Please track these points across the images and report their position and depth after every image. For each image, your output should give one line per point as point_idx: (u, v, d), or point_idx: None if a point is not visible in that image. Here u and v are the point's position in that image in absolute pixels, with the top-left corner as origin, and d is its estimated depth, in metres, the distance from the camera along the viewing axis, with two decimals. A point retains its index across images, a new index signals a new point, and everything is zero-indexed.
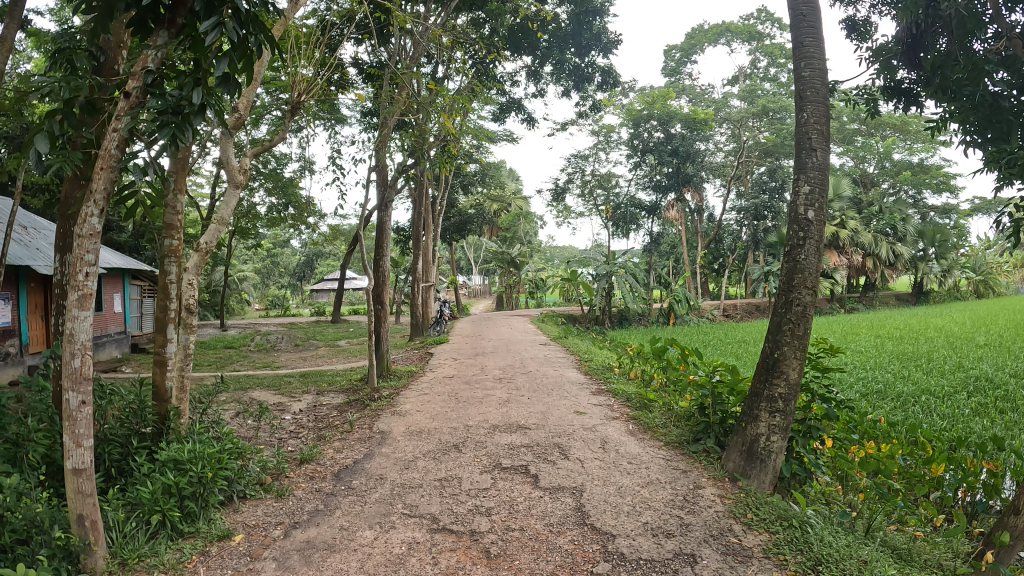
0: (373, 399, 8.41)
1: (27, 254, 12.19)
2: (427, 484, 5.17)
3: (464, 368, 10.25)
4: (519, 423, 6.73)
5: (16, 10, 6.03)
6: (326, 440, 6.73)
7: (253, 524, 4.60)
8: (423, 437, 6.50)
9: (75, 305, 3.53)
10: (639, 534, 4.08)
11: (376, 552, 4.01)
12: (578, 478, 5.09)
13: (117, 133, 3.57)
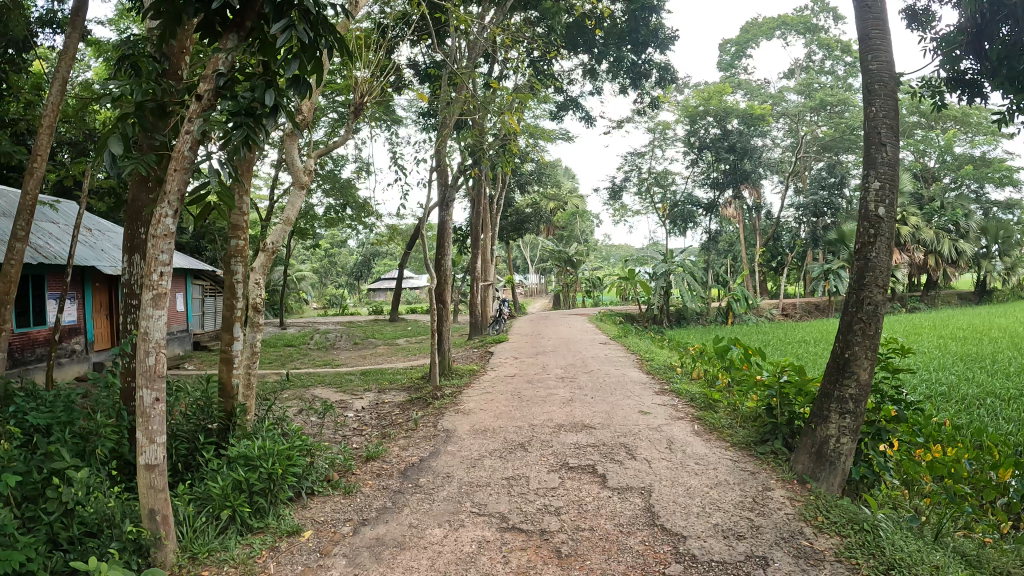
0: (435, 398, 8.45)
1: (93, 255, 12.56)
2: (494, 483, 5.19)
3: (525, 367, 10.25)
4: (584, 423, 6.70)
5: (77, 20, 6.29)
6: (391, 437, 6.81)
7: (322, 520, 4.67)
8: (489, 436, 6.51)
9: (150, 304, 3.69)
10: (710, 536, 4.02)
11: (446, 550, 4.03)
12: (647, 478, 5.05)
13: (189, 135, 3.69)
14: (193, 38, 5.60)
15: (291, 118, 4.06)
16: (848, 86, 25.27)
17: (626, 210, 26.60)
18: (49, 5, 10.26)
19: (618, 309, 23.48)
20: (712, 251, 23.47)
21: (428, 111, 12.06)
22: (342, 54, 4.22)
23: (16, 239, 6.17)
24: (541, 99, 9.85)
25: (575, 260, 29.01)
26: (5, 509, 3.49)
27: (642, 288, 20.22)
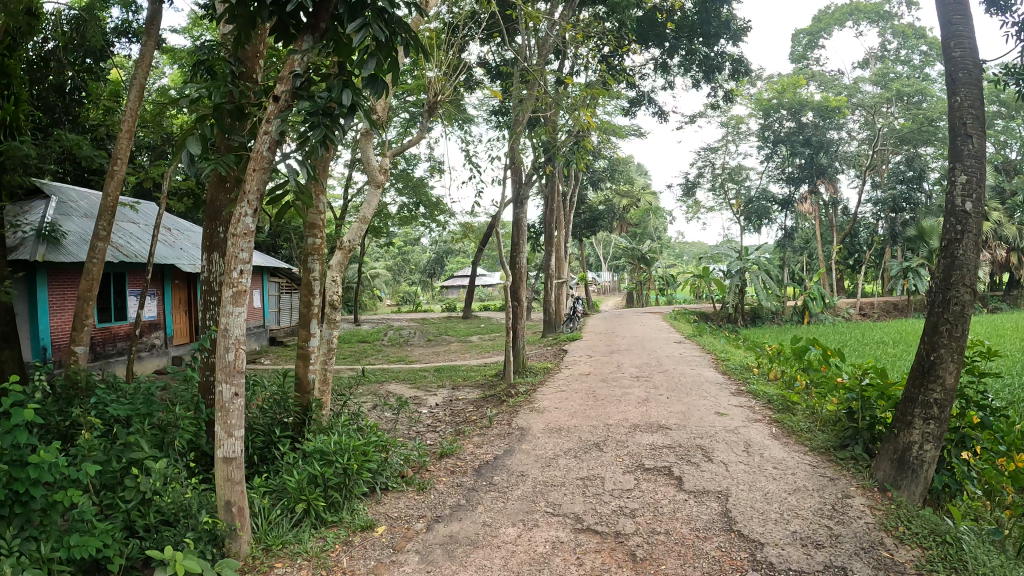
0: (509, 395, 8.49)
1: (173, 254, 12.98)
2: (570, 483, 5.18)
3: (599, 366, 10.21)
4: (660, 423, 6.64)
5: (152, 28, 6.50)
6: (465, 435, 6.88)
7: (396, 516, 4.73)
8: (564, 435, 6.51)
9: (230, 301, 3.82)
10: (789, 543, 3.94)
11: (519, 550, 4.04)
12: (723, 481, 4.98)
13: (267, 136, 3.82)
14: (266, 41, 5.71)
15: (369, 116, 4.06)
16: (924, 75, 24.51)
17: (699, 206, 26.24)
18: (125, 15, 10.72)
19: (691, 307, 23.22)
20: (788, 247, 22.99)
21: (500, 108, 12.09)
22: (417, 54, 4.28)
23: (99, 240, 6.38)
24: (614, 95, 9.78)
25: (648, 257, 28.75)
26: (88, 497, 3.66)
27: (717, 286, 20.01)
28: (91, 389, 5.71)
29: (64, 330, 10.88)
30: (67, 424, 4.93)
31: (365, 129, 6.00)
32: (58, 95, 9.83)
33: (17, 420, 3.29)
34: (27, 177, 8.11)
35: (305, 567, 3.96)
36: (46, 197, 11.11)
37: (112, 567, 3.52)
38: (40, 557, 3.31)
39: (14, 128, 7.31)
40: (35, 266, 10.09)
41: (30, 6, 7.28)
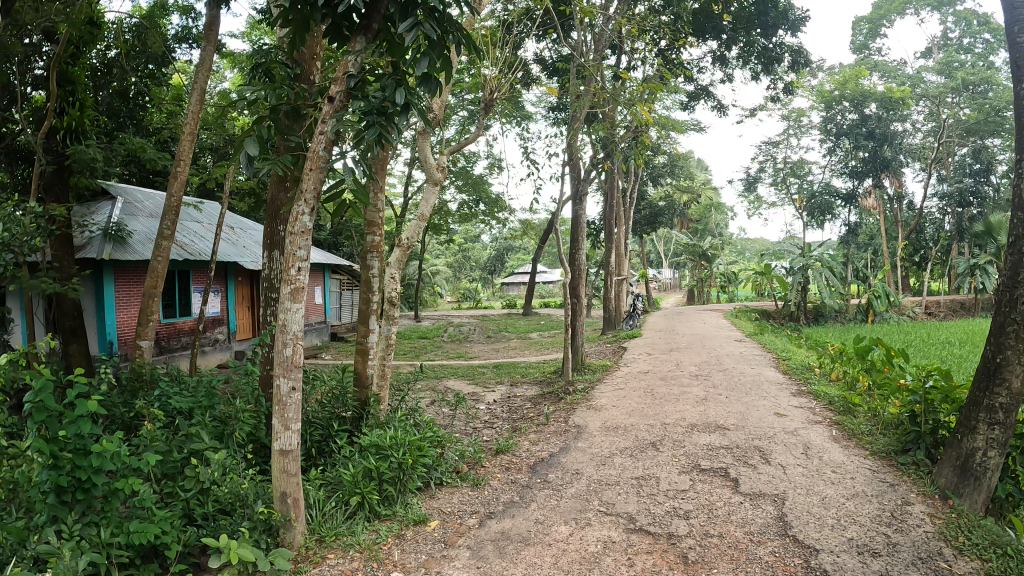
0: (567, 392, 8.51)
1: (236, 252, 13.32)
2: (624, 482, 5.17)
3: (658, 364, 10.14)
4: (717, 423, 6.57)
5: (211, 34, 6.74)
6: (522, 432, 6.90)
7: (449, 511, 4.77)
8: (620, 433, 6.49)
9: (288, 297, 3.91)
10: (844, 550, 3.87)
11: (571, 548, 4.05)
12: (780, 485, 4.91)
13: (323, 136, 3.91)
14: (324, 44, 5.95)
15: (424, 115, 4.12)
16: (990, 64, 23.84)
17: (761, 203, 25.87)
18: (185, 23, 11.07)
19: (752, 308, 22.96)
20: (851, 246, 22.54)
21: (558, 104, 12.07)
22: (471, 52, 4.33)
23: (163, 238, 6.56)
24: (673, 89, 9.70)
25: (709, 254, 28.42)
26: (149, 484, 3.78)
27: (780, 284, 19.73)
28: (155, 381, 5.89)
29: (131, 326, 11.18)
30: (131, 413, 5.10)
31: (423, 128, 6.06)
32: (124, 102, 9.88)
33: (83, 410, 3.40)
34: (95, 179, 8.39)
35: (356, 558, 4.02)
36: (112, 197, 11.49)
37: (169, 553, 3.64)
38: (100, 541, 3.44)
39: (80, 133, 7.66)
40: (102, 264, 10.39)
41: (94, 15, 7.52)
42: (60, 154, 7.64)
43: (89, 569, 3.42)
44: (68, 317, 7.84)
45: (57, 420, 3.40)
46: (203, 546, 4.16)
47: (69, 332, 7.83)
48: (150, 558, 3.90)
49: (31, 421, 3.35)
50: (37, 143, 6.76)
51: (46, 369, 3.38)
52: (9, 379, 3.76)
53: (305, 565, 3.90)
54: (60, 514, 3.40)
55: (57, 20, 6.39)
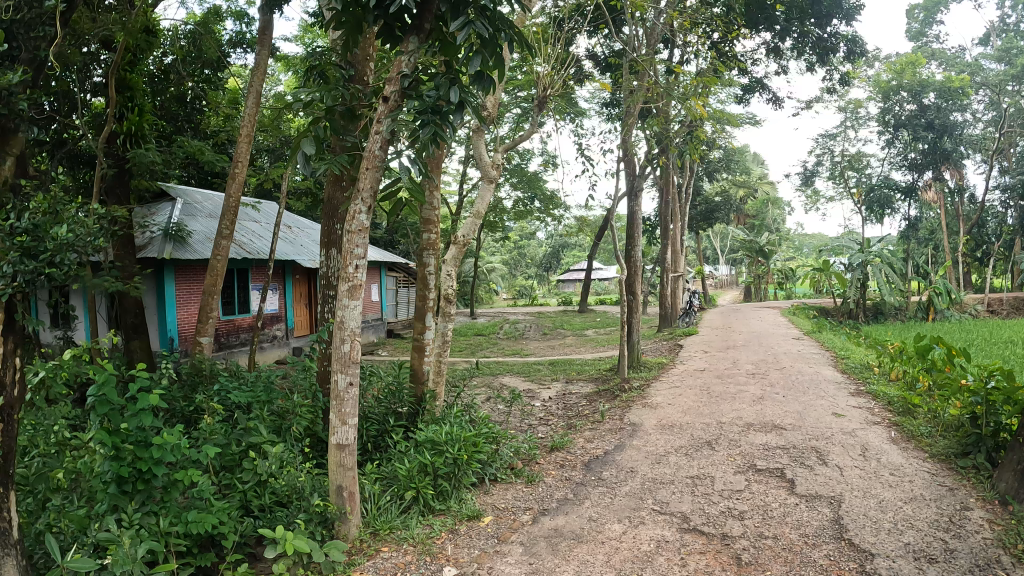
0: (623, 390, 8.49)
1: (293, 250, 13.59)
2: (679, 481, 5.14)
3: (715, 362, 10.04)
4: (774, 423, 6.48)
5: (266, 38, 6.83)
6: (578, 429, 6.92)
7: (503, 507, 4.80)
8: (676, 432, 6.46)
9: (345, 294, 4.02)
10: (900, 556, 3.79)
11: (623, 547, 4.05)
12: (836, 487, 4.84)
13: (379, 135, 3.99)
14: (376, 44, 6.02)
15: (478, 113, 4.13)
16: None
17: (819, 198, 25.41)
18: (239, 27, 11.36)
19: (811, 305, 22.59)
20: (911, 241, 22.01)
21: (612, 100, 11.99)
22: (523, 49, 4.36)
23: (222, 238, 6.71)
24: (728, 82, 9.57)
25: (767, 250, 28.00)
26: (206, 476, 3.87)
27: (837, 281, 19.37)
28: (215, 376, 6.04)
29: (191, 323, 11.44)
30: (191, 407, 5.25)
31: (478, 126, 6.10)
32: (181, 106, 10.15)
33: (143, 404, 3.50)
34: (155, 182, 8.63)
35: (409, 552, 4.07)
36: (173, 198, 11.81)
37: (225, 544, 3.74)
38: (160, 530, 3.54)
39: (139, 138, 7.76)
40: (163, 263, 10.65)
41: (150, 23, 7.72)
42: (121, 159, 7.85)
43: (148, 558, 3.54)
44: (130, 314, 8.08)
45: (119, 413, 3.50)
46: (259, 537, 4.26)
47: (130, 328, 8.06)
48: (207, 547, 4.01)
49: (93, 414, 3.45)
50: (98, 147, 6.96)
51: (109, 365, 3.48)
52: (74, 374, 3.89)
53: (359, 557, 3.97)
54: (121, 504, 3.52)
55: (114, 29, 6.55)
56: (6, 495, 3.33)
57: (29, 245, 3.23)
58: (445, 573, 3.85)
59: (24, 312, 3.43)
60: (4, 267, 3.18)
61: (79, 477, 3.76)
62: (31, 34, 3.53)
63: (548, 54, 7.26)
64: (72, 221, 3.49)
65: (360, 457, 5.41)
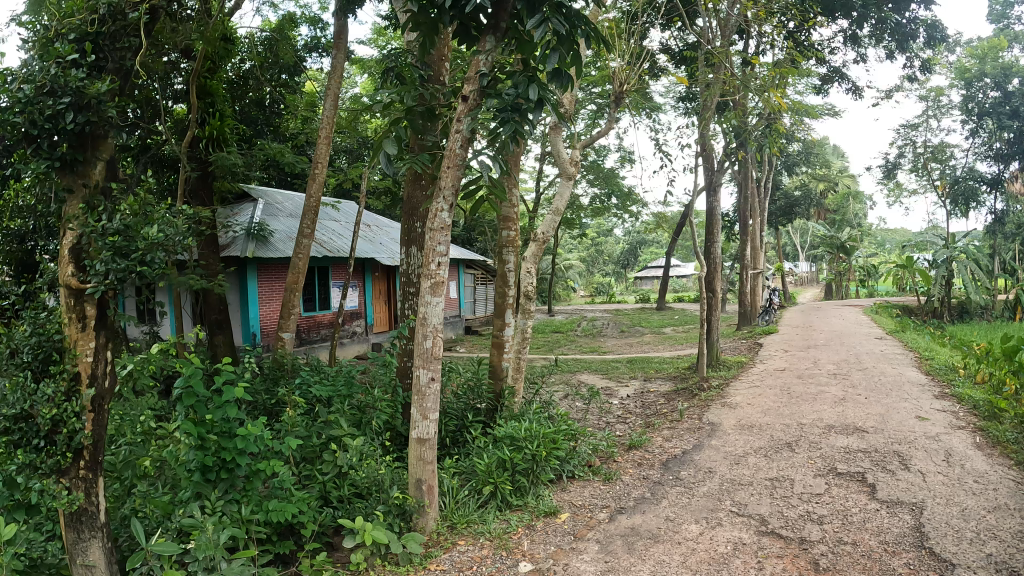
0: (701, 390, 8.41)
1: (372, 249, 13.86)
2: (757, 483, 5.08)
3: (796, 362, 9.85)
4: (856, 425, 6.33)
5: (341, 42, 7.00)
6: (656, 428, 6.90)
7: (580, 505, 4.82)
8: (755, 432, 6.38)
9: (429, 291, 4.19)
10: (983, 568, 3.66)
11: (700, 548, 4.02)
12: (919, 493, 4.70)
13: (459, 134, 4.14)
14: (450, 45, 6.09)
15: (556, 108, 4.18)
16: None
17: (902, 190, 24.59)
18: (314, 33, 11.69)
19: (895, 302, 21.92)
20: (999, 235, 21.11)
21: (687, 94, 11.84)
22: (600, 44, 4.39)
23: (304, 237, 6.91)
24: (807, 73, 9.34)
25: (848, 246, 27.23)
26: (287, 467, 4.01)
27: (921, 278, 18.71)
28: (297, 370, 6.20)
29: (273, 319, 11.75)
30: (273, 400, 5.42)
31: (555, 123, 6.15)
32: (261, 110, 10.47)
33: (229, 396, 3.65)
34: (237, 183, 8.94)
35: (486, 546, 4.14)
36: (254, 200, 12.08)
37: (305, 532, 3.87)
38: (241, 517, 3.69)
39: (221, 141, 8.15)
40: (245, 261, 10.97)
41: (228, 31, 7.96)
42: (204, 161, 8.21)
43: (230, 543, 3.67)
44: (214, 311, 8.37)
45: (205, 405, 3.67)
46: (338, 529, 4.38)
47: (215, 324, 8.35)
48: (286, 535, 4.14)
49: (181, 404, 3.62)
50: (183, 152, 7.20)
51: (196, 358, 3.62)
52: (161, 367, 4.05)
53: (436, 550, 4.06)
54: (204, 491, 3.67)
55: (194, 37, 6.74)
56: (95, 480, 3.54)
57: (121, 245, 3.32)
58: (521, 568, 3.90)
59: (115, 308, 3.60)
60: (99, 265, 3.33)
61: (164, 464, 3.92)
62: (116, 46, 3.72)
63: (622, 50, 7.23)
64: (163, 221, 3.53)
65: (439, 451, 5.53)
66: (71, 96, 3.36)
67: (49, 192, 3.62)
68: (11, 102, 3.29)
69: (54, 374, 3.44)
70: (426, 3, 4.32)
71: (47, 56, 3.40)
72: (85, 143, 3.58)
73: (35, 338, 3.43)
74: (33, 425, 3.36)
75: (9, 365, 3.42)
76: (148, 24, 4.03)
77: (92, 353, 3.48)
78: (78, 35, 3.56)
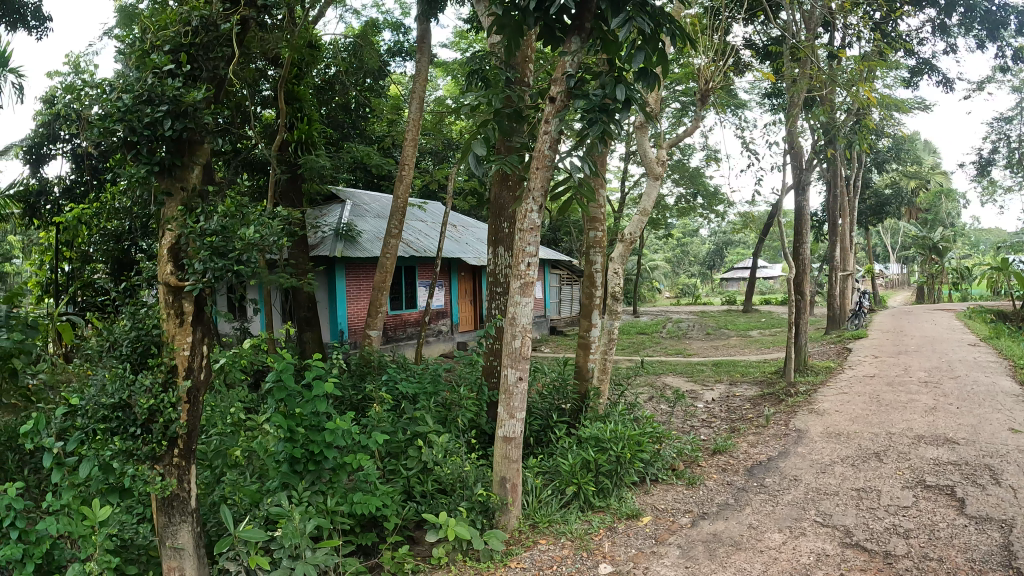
0: (788, 395, 8.25)
1: (458, 249, 14.04)
2: (843, 493, 4.96)
3: (887, 367, 9.56)
4: (948, 436, 6.10)
5: (425, 46, 7.13)
6: (741, 433, 6.82)
7: (662, 508, 4.81)
8: (843, 440, 6.23)
9: (518, 291, 4.31)
10: None
11: (782, 558, 3.96)
12: (1012, 509, 4.46)
13: (547, 135, 4.21)
14: (534, 46, 6.11)
15: (643, 107, 4.22)
16: None
17: (999, 187, 23.47)
18: (397, 37, 11.96)
19: (992, 305, 20.98)
20: None
21: (773, 91, 11.61)
22: (686, 41, 4.42)
23: (392, 237, 7.07)
24: (896, 65, 9.02)
25: (942, 246, 26.17)
26: (373, 461, 4.14)
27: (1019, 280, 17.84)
28: (383, 367, 6.34)
29: (361, 316, 12.03)
30: (360, 396, 5.57)
31: (640, 123, 6.12)
32: (348, 114, 10.75)
33: (318, 391, 3.76)
34: (325, 184, 9.20)
35: (567, 546, 4.17)
36: (342, 201, 12.37)
37: (388, 524, 4.01)
38: (327, 508, 3.83)
39: (309, 145, 8.38)
40: (334, 260, 11.27)
41: (314, 38, 8.19)
42: (293, 165, 8.50)
43: (316, 533, 3.81)
44: (303, 308, 8.64)
45: (296, 399, 3.79)
46: (420, 524, 4.48)
47: (304, 321, 8.65)
48: (369, 527, 4.27)
49: (272, 398, 3.75)
50: (273, 157, 7.44)
51: (287, 354, 3.76)
52: (252, 361, 4.22)
53: (517, 547, 4.13)
54: (292, 482, 3.82)
55: (282, 45, 6.96)
56: (188, 467, 3.71)
57: (219, 245, 3.44)
58: (600, 569, 3.92)
59: (211, 305, 3.76)
60: (197, 264, 3.46)
61: (253, 455, 4.12)
62: (209, 55, 3.89)
63: (705, 46, 7.13)
64: (259, 221, 3.64)
65: (523, 451, 5.63)
66: (168, 104, 3.53)
67: (149, 195, 3.79)
68: (112, 110, 3.46)
69: (153, 366, 3.62)
70: (509, 7, 4.37)
71: (144, 68, 3.59)
72: (183, 149, 3.74)
73: (135, 332, 3.63)
74: (131, 414, 3.51)
75: (111, 357, 3.64)
76: (239, 34, 4.21)
77: (189, 347, 3.64)
78: (173, 46, 3.77)
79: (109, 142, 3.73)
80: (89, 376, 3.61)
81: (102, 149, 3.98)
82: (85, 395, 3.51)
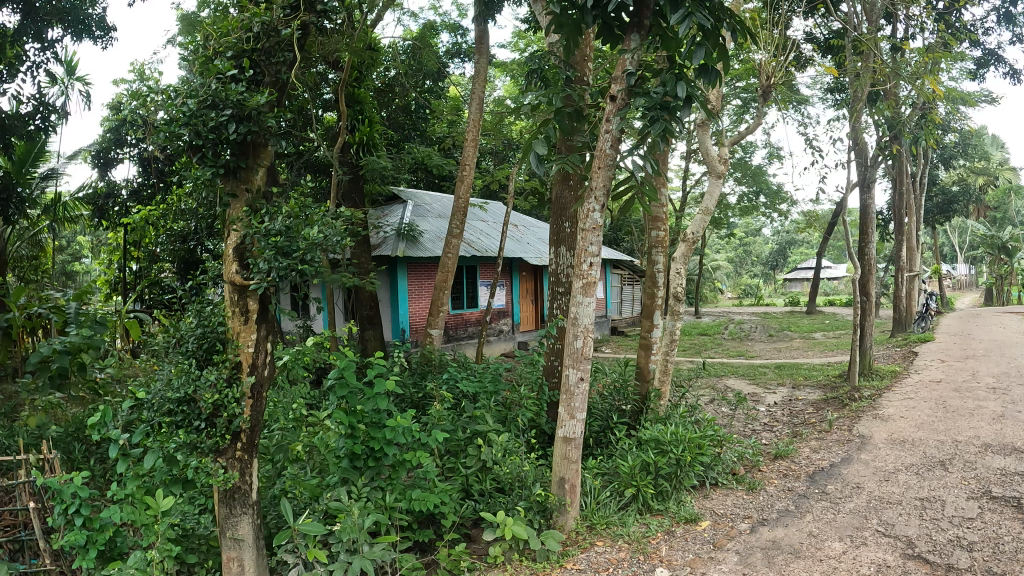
0: (851, 400, 8.10)
1: (518, 249, 14.09)
2: (906, 502, 4.86)
3: (955, 372, 9.29)
4: (1018, 444, 5.91)
5: (483, 46, 7.16)
6: (803, 438, 6.73)
7: (721, 513, 4.77)
8: (907, 447, 6.10)
9: (580, 291, 4.33)
10: None
11: (841, 567, 3.90)
12: None
13: (609, 134, 4.22)
14: (593, 44, 6.11)
15: (704, 104, 4.18)
16: None
17: None
18: (455, 38, 12.07)
19: None
20: None
21: (836, 86, 11.38)
22: (746, 37, 4.40)
23: (453, 237, 7.14)
24: (961, 57, 8.75)
25: (1012, 246, 25.17)
26: (432, 458, 4.20)
27: None
28: (442, 365, 6.41)
29: (422, 316, 12.16)
30: (421, 394, 5.62)
31: (702, 121, 6.07)
32: (408, 115, 10.87)
33: (380, 389, 3.78)
34: (386, 185, 9.32)
35: (623, 549, 4.18)
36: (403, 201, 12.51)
37: (446, 521, 4.07)
38: (385, 504, 3.90)
39: (370, 146, 8.54)
40: (395, 260, 11.42)
41: (373, 40, 8.30)
42: (354, 166, 8.68)
43: (374, 528, 3.89)
44: (365, 307, 8.81)
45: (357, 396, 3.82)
46: (478, 522, 4.54)
47: (366, 319, 8.80)
48: (427, 524, 4.35)
49: (334, 395, 3.77)
50: (333, 159, 7.57)
51: (350, 353, 3.77)
52: (315, 360, 4.33)
53: (574, 548, 4.16)
54: (352, 477, 3.90)
55: (343, 48, 7.09)
56: (250, 461, 3.81)
57: (284, 245, 3.52)
58: (656, 573, 3.92)
59: (277, 303, 3.86)
60: (262, 264, 3.55)
61: (314, 449, 4.20)
62: (271, 60, 4.01)
63: (765, 41, 7.03)
64: (322, 221, 3.70)
65: (582, 452, 5.67)
66: (232, 108, 3.63)
67: (215, 197, 3.92)
68: (178, 115, 3.59)
69: (217, 362, 3.75)
70: (569, 7, 4.37)
71: (208, 74, 3.70)
72: (247, 151, 3.85)
73: (201, 330, 3.78)
74: (196, 408, 3.60)
75: (178, 353, 3.78)
76: (300, 39, 4.31)
77: (253, 344, 3.76)
78: (236, 52, 3.88)
79: (175, 146, 3.85)
80: (156, 371, 3.74)
81: (172, 153, 4.11)
82: (151, 389, 3.60)
